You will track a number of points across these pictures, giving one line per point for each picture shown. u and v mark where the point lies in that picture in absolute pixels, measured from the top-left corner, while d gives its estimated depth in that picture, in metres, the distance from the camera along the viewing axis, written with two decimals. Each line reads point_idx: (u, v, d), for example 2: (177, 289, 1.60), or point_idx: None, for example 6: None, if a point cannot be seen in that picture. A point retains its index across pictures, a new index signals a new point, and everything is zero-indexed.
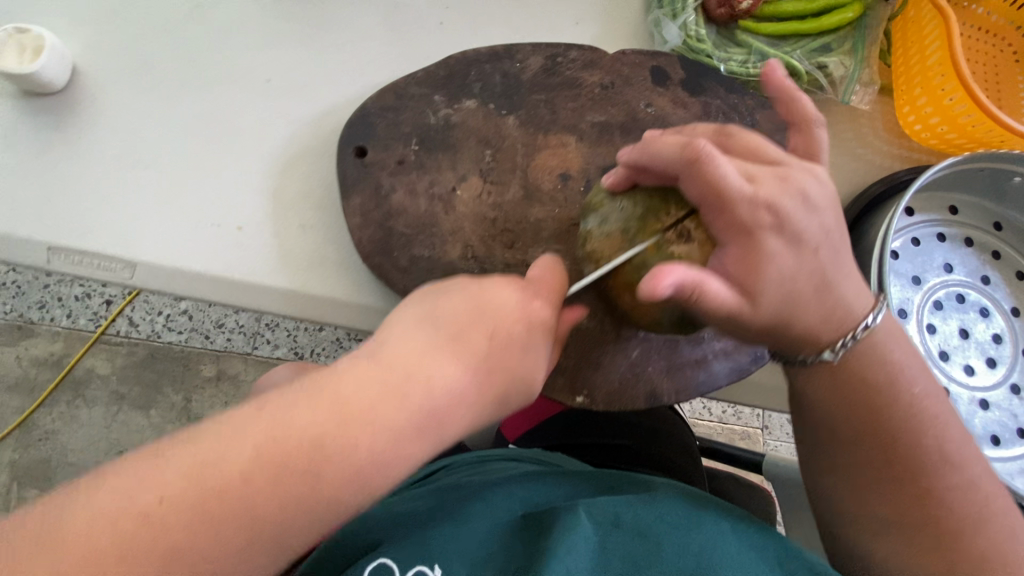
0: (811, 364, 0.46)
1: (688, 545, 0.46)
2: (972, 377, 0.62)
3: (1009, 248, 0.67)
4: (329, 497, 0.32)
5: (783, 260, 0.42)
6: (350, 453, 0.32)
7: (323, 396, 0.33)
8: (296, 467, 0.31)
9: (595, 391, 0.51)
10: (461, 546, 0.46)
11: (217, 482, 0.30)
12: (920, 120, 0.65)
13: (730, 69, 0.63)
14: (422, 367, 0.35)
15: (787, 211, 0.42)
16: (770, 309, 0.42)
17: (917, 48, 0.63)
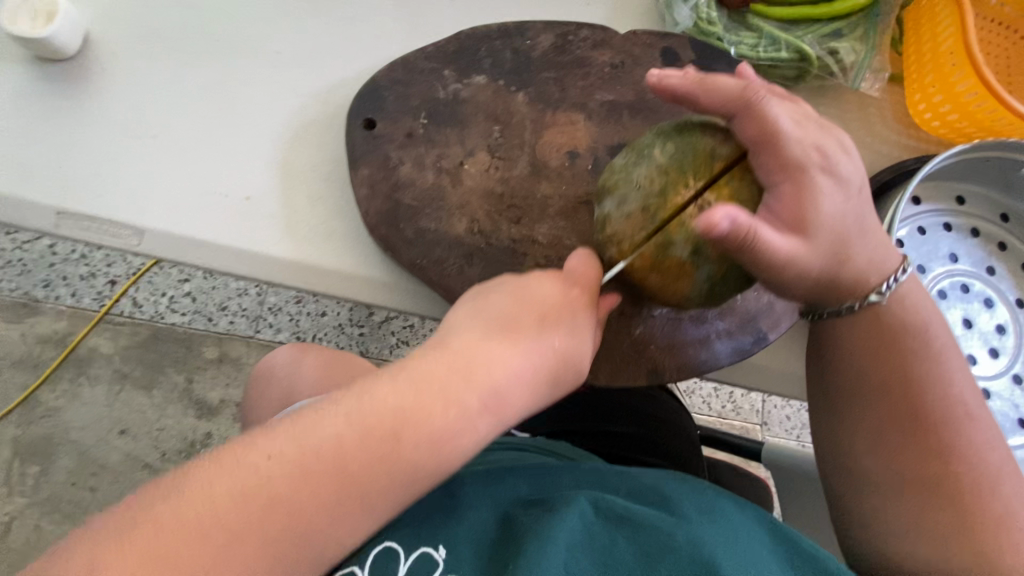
0: (857, 310, 0.48)
1: (697, 534, 0.46)
2: (975, 366, 0.62)
3: (1015, 240, 0.67)
4: (408, 458, 0.37)
5: (836, 195, 0.43)
6: (437, 428, 0.37)
7: (407, 377, 0.38)
8: (380, 433, 0.36)
9: (597, 366, 0.51)
10: (464, 534, 0.47)
11: (319, 448, 0.35)
12: (931, 108, 0.64)
13: (741, 53, 0.63)
14: (489, 349, 0.40)
15: (832, 155, 0.44)
16: (822, 246, 0.44)
17: (930, 34, 0.63)
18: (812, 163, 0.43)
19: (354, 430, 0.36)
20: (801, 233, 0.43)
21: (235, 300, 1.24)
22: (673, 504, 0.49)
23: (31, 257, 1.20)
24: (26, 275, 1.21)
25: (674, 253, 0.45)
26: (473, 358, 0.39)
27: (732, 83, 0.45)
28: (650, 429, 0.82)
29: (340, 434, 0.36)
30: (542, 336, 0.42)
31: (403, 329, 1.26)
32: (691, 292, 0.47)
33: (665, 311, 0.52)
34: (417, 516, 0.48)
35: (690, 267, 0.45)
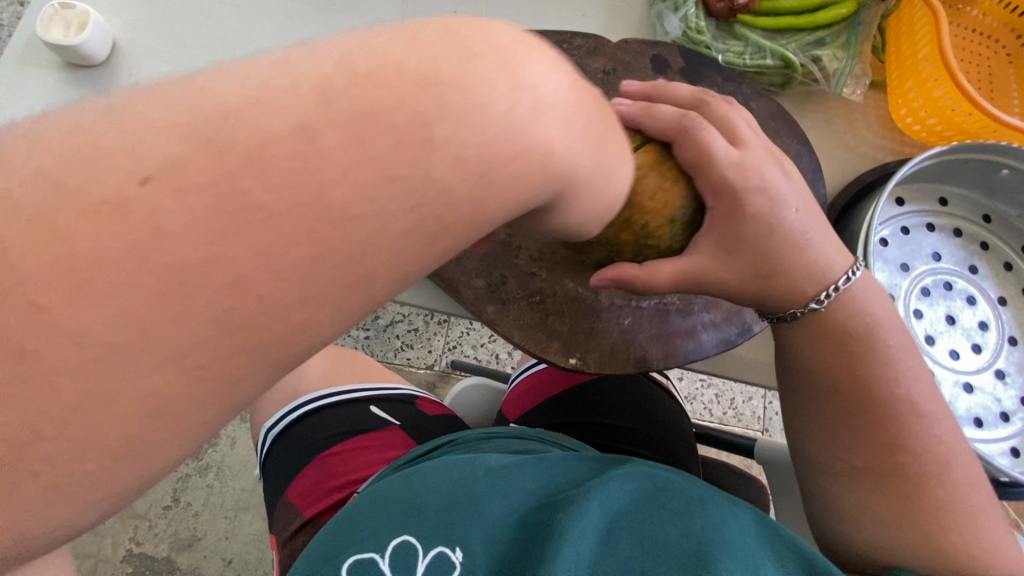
0: (798, 317, 0.51)
1: (692, 525, 0.48)
2: (958, 361, 0.64)
3: (997, 240, 0.69)
4: (449, 189, 0.25)
5: (767, 212, 0.48)
6: (480, 109, 0.25)
7: (404, 33, 0.26)
8: (399, 93, 0.24)
9: (588, 354, 0.53)
10: (480, 532, 0.48)
11: (305, 77, 0.23)
12: (911, 113, 0.67)
13: (728, 60, 0.66)
14: (512, 48, 0.27)
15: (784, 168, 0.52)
16: (777, 238, 0.49)
17: (909, 43, 0.66)
18: (744, 182, 0.48)
19: (331, 127, 0.22)
20: (721, 250, 0.49)
21: None
22: (669, 500, 0.51)
23: None
24: None
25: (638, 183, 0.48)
26: (503, 65, 0.27)
27: (686, 92, 0.55)
28: (644, 424, 0.84)
29: (308, 120, 0.22)
30: (585, 96, 0.32)
31: (407, 332, 1.32)
32: (645, 230, 0.49)
33: (653, 303, 0.55)
34: (434, 514, 0.49)
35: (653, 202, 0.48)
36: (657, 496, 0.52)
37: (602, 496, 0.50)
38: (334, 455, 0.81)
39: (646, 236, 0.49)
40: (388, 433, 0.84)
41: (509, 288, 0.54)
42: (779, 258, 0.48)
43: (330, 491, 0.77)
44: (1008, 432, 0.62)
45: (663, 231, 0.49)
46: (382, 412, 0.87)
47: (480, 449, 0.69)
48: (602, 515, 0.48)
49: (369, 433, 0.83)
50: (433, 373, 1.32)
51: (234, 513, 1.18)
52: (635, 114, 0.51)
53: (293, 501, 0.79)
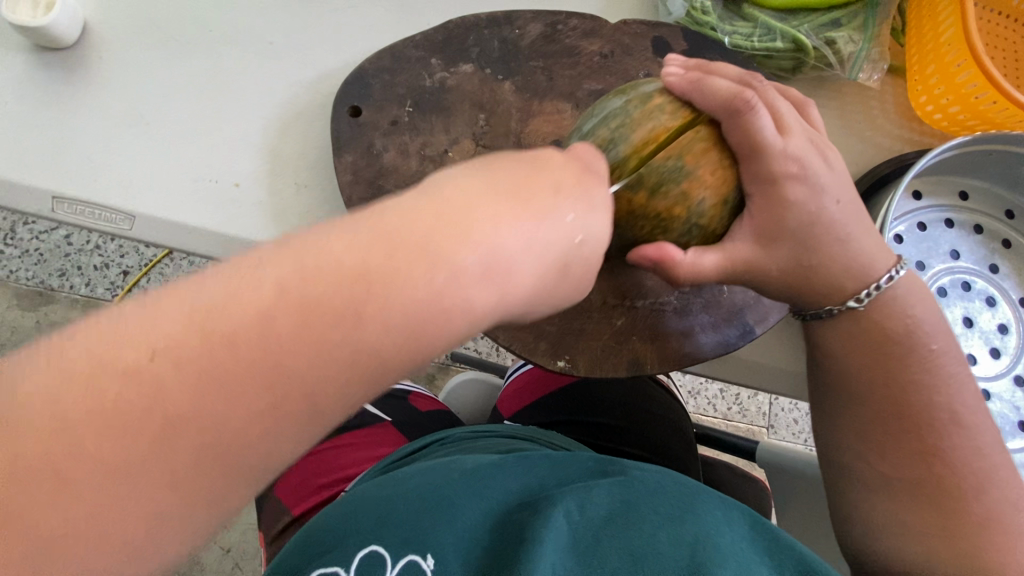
0: (835, 315, 0.49)
1: (683, 535, 0.45)
2: (975, 366, 0.60)
3: (1020, 237, 0.65)
4: (380, 348, 0.30)
5: (811, 204, 0.45)
6: (417, 285, 0.30)
7: (362, 225, 0.31)
8: (343, 288, 0.29)
9: (577, 356, 0.50)
10: (453, 535, 0.46)
11: (275, 279, 0.29)
12: (932, 101, 0.63)
13: (735, 43, 0.62)
14: (477, 205, 0.33)
15: (815, 167, 0.45)
16: (786, 254, 0.46)
17: (932, 25, 0.61)
18: (787, 171, 0.44)
19: (289, 312, 0.28)
20: (759, 240, 0.46)
21: None
22: (661, 503, 0.49)
23: (47, 246, 1.24)
24: (41, 265, 1.24)
25: (693, 162, 0.45)
26: (431, 237, 0.31)
27: (731, 70, 0.49)
28: (642, 423, 0.82)
29: (271, 308, 0.28)
30: (546, 224, 0.35)
31: None
32: (701, 208, 0.46)
33: (647, 302, 0.52)
34: (403, 516, 0.47)
35: (714, 180, 0.46)
36: (647, 497, 0.50)
37: (586, 505, 0.48)
38: (326, 450, 0.78)
39: (701, 215, 0.46)
40: (379, 429, 0.81)
41: None
42: (821, 251, 0.46)
43: (316, 490, 0.74)
44: None
45: (719, 211, 0.46)
46: (374, 408, 0.84)
47: (459, 449, 0.67)
48: (585, 521, 0.46)
49: (360, 430, 0.81)
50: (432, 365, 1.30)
51: None
52: (689, 83, 0.46)
53: (281, 500, 0.75)
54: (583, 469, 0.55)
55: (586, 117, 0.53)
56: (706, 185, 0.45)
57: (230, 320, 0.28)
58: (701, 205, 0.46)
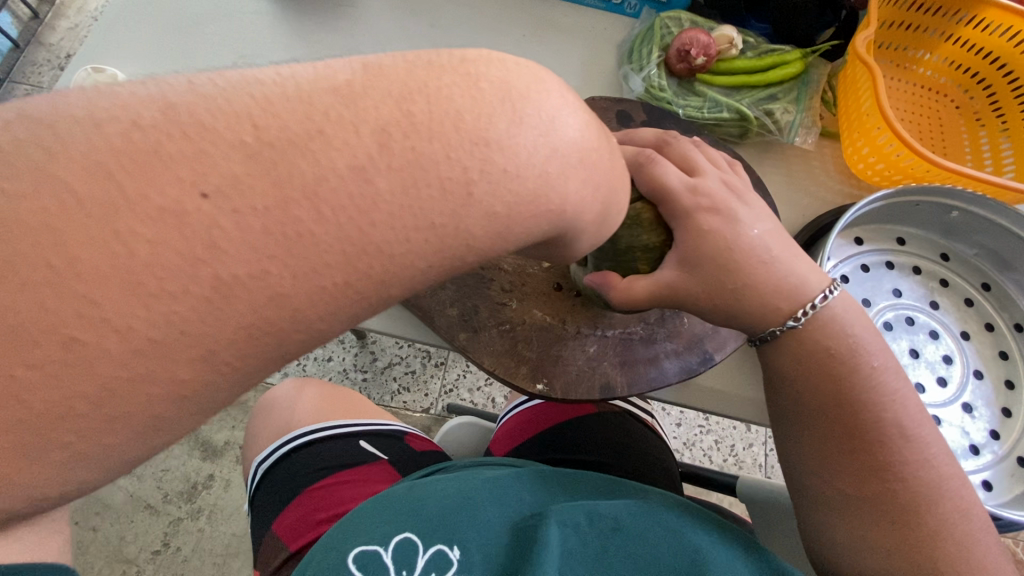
0: (778, 336, 0.52)
1: (682, 546, 0.51)
2: (924, 394, 0.65)
3: (957, 277, 0.72)
4: (469, 222, 0.32)
5: (729, 231, 0.51)
6: (522, 153, 0.33)
7: (447, 94, 0.32)
8: (461, 141, 0.31)
9: (554, 380, 0.56)
10: (476, 534, 0.52)
11: (379, 116, 0.30)
12: (863, 160, 0.72)
13: (688, 114, 0.73)
14: (544, 111, 0.34)
15: (727, 201, 0.52)
16: (707, 274, 0.51)
17: (854, 99, 0.72)
18: (703, 206, 0.52)
19: (391, 174, 0.29)
20: (684, 264, 0.52)
21: None
22: (661, 517, 0.55)
23: None
24: None
25: (636, 208, 0.53)
26: (524, 111, 0.33)
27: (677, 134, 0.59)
28: (629, 460, 0.83)
29: (367, 163, 0.29)
30: (603, 138, 0.39)
31: (404, 374, 1.37)
32: (643, 241, 0.54)
33: (617, 332, 0.58)
34: (431, 516, 0.53)
35: (652, 224, 0.53)
36: (649, 512, 0.55)
37: (596, 518, 0.53)
38: (325, 486, 0.78)
39: (644, 246, 0.54)
40: (375, 466, 0.81)
41: (481, 316, 0.57)
42: (746, 273, 0.50)
43: (315, 524, 0.74)
44: (978, 464, 0.63)
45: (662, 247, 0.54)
46: (371, 446, 0.84)
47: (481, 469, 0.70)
48: (594, 534, 0.52)
49: (358, 467, 0.81)
50: (428, 417, 1.36)
51: (223, 559, 1.20)
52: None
53: (279, 534, 0.75)
54: (595, 488, 0.61)
55: None
56: (644, 228, 0.53)
57: (315, 159, 0.28)
58: (646, 243, 0.53)
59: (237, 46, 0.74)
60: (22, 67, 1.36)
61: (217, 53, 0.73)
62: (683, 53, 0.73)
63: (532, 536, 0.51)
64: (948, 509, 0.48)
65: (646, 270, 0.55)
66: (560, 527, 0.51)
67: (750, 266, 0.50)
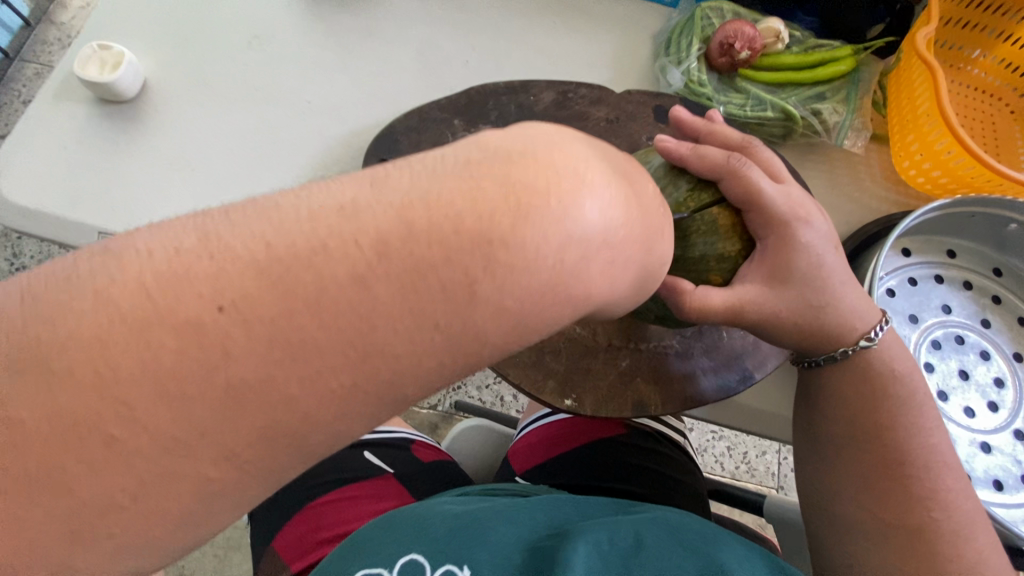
0: (849, 356, 0.49)
1: (709, 562, 0.48)
2: (973, 419, 0.61)
3: (1010, 295, 0.68)
4: (492, 305, 0.27)
5: (817, 243, 0.48)
6: (532, 262, 0.27)
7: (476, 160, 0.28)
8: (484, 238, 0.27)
9: (584, 396, 0.52)
10: (487, 554, 0.48)
11: (366, 231, 0.25)
12: (915, 167, 0.68)
13: (729, 111, 0.68)
14: (576, 182, 0.29)
15: (810, 213, 0.49)
16: (797, 291, 0.47)
17: (909, 99, 0.67)
18: (795, 215, 0.47)
19: (383, 279, 0.25)
20: (772, 279, 0.47)
21: None
22: (683, 536, 0.51)
23: None
24: None
25: (712, 213, 0.50)
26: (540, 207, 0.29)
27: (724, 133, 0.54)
28: (654, 484, 0.79)
29: None
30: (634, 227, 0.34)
31: None
32: (719, 250, 0.50)
33: (652, 345, 0.55)
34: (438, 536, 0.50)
35: (729, 231, 0.50)
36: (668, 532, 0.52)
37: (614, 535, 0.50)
38: (328, 501, 0.75)
39: (721, 255, 0.50)
40: (381, 481, 0.78)
41: None
42: (827, 291, 0.47)
43: (319, 543, 0.71)
44: None
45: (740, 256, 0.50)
46: (377, 458, 0.81)
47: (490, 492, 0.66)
48: (615, 550, 0.48)
49: (364, 481, 0.77)
50: (436, 414, 1.33)
51: (224, 552, 1.18)
52: (681, 153, 0.50)
53: (281, 552, 0.72)
54: (611, 507, 0.58)
55: None
56: (726, 235, 0.50)
57: (317, 271, 0.25)
58: (726, 250, 0.50)
59: (251, 25, 0.69)
60: (30, 45, 1.32)
61: (231, 32, 0.69)
62: (726, 47, 0.68)
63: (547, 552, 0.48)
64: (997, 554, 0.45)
65: (721, 283, 0.51)
66: (576, 543, 0.48)
67: (833, 280, 0.48)
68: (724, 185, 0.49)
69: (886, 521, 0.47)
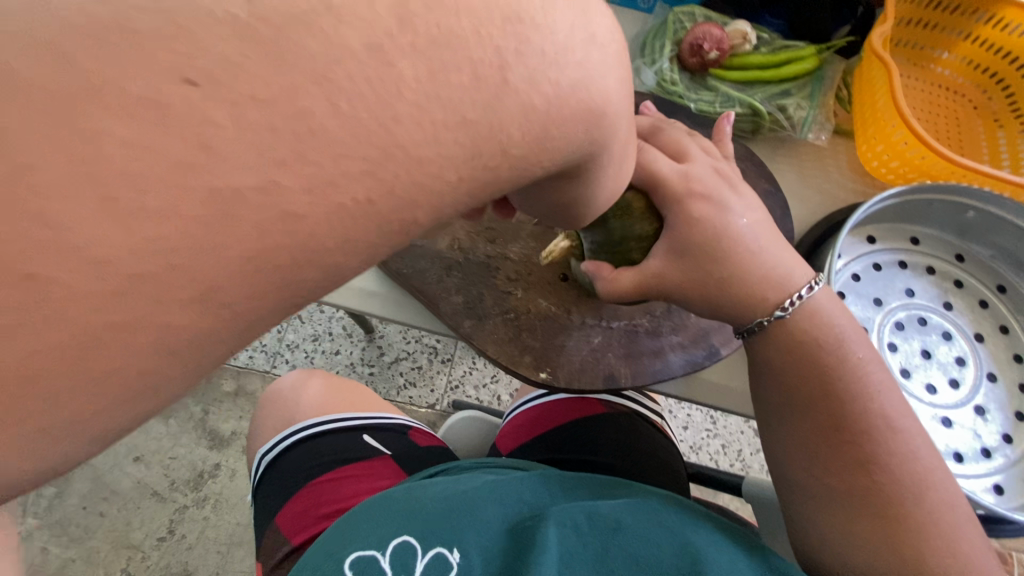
0: (766, 326, 0.52)
1: (685, 545, 0.51)
2: (935, 395, 0.64)
3: (972, 279, 0.71)
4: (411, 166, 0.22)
5: (718, 217, 0.51)
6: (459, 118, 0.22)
7: None
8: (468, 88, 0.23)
9: (558, 369, 0.55)
10: (475, 539, 0.51)
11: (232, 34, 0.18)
12: (877, 158, 0.72)
13: (700, 108, 0.72)
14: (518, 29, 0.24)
15: (716, 191, 0.53)
16: (698, 261, 0.51)
17: (869, 95, 0.71)
18: (691, 192, 0.52)
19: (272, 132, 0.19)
20: (671, 252, 0.52)
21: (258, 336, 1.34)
22: (663, 517, 0.54)
23: None
24: None
25: (628, 198, 0.54)
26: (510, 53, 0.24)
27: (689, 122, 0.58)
28: (637, 464, 0.82)
29: None
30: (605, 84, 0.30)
31: (411, 369, 1.37)
32: (636, 231, 0.54)
33: (623, 324, 0.58)
34: (429, 520, 0.52)
35: (642, 213, 0.54)
36: (649, 513, 0.54)
37: (597, 518, 0.53)
38: (326, 481, 0.78)
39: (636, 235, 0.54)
40: (378, 462, 0.81)
41: (486, 304, 0.57)
42: (731, 259, 0.50)
43: (318, 518, 0.75)
44: (990, 468, 0.62)
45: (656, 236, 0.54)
46: (374, 441, 0.85)
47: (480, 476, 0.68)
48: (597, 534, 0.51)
49: (359, 462, 0.81)
50: (433, 412, 1.36)
51: (227, 548, 1.21)
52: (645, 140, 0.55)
53: (282, 527, 0.76)
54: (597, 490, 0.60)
55: None
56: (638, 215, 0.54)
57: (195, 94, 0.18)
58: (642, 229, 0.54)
59: None
60: None
61: None
62: (696, 48, 0.72)
63: (533, 538, 0.51)
64: (956, 514, 0.47)
65: (640, 259, 0.54)
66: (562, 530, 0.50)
67: (744, 248, 0.51)
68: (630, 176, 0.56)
69: (846, 488, 0.49)
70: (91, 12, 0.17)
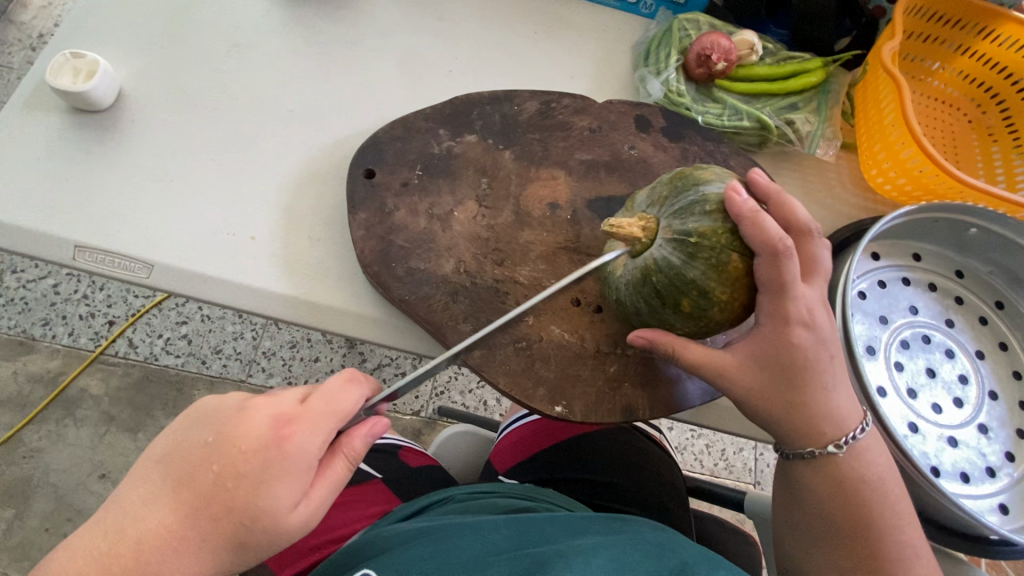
0: (816, 457, 0.50)
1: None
2: (941, 415, 0.64)
3: (972, 295, 0.71)
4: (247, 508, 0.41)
5: (814, 350, 0.48)
6: (236, 495, 0.41)
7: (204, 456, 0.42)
8: (228, 524, 0.41)
9: (574, 402, 0.53)
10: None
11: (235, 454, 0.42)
12: (883, 175, 0.71)
13: (707, 121, 0.70)
14: (234, 428, 0.42)
15: (820, 317, 0.48)
16: (773, 386, 0.48)
17: (875, 111, 0.70)
18: (800, 316, 0.48)
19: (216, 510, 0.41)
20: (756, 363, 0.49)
21: (231, 344, 1.25)
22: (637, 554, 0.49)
23: (33, 295, 1.22)
24: (24, 313, 1.21)
25: (730, 257, 0.48)
26: (268, 471, 0.41)
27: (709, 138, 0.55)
28: (639, 481, 0.81)
29: None
30: (300, 439, 0.43)
31: None
32: (709, 292, 0.48)
33: (639, 350, 0.55)
34: (395, 566, 0.50)
35: (733, 282, 0.48)
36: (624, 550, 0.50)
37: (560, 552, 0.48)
38: None
39: (709, 293, 0.48)
40: (370, 487, 0.78)
41: (497, 334, 0.53)
42: (811, 391, 0.48)
43: (308, 551, 0.70)
44: (994, 487, 0.62)
45: (719, 307, 0.49)
46: (364, 464, 0.81)
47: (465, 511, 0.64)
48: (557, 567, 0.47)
49: (351, 488, 0.77)
50: (419, 420, 1.32)
51: None
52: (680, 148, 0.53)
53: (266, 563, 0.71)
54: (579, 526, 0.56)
55: (675, 182, 0.53)
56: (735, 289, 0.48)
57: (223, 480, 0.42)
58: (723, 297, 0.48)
59: (230, 34, 0.69)
60: None
61: (208, 40, 0.68)
62: (703, 58, 0.70)
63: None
64: None
65: (688, 313, 0.50)
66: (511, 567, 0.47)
67: (827, 377, 0.48)
68: (757, 263, 0.48)
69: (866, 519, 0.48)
70: (186, 460, 0.42)
